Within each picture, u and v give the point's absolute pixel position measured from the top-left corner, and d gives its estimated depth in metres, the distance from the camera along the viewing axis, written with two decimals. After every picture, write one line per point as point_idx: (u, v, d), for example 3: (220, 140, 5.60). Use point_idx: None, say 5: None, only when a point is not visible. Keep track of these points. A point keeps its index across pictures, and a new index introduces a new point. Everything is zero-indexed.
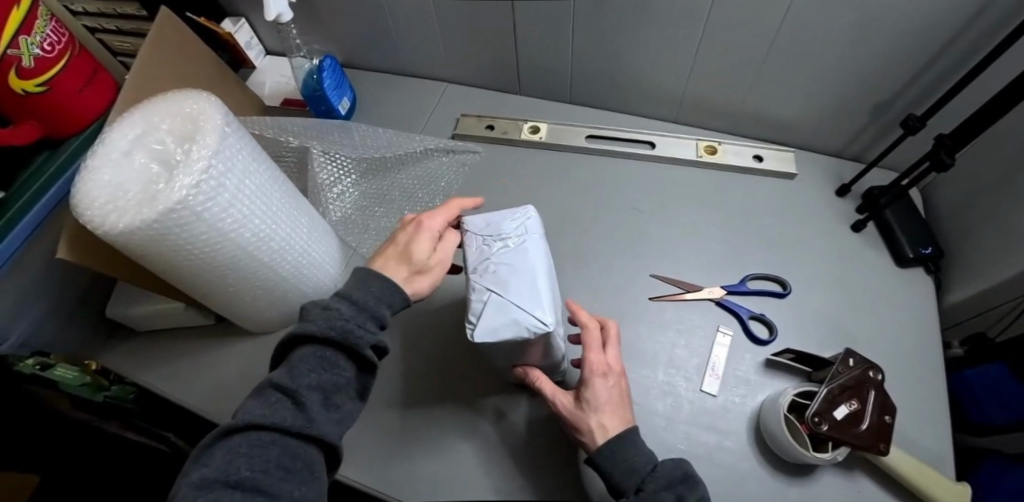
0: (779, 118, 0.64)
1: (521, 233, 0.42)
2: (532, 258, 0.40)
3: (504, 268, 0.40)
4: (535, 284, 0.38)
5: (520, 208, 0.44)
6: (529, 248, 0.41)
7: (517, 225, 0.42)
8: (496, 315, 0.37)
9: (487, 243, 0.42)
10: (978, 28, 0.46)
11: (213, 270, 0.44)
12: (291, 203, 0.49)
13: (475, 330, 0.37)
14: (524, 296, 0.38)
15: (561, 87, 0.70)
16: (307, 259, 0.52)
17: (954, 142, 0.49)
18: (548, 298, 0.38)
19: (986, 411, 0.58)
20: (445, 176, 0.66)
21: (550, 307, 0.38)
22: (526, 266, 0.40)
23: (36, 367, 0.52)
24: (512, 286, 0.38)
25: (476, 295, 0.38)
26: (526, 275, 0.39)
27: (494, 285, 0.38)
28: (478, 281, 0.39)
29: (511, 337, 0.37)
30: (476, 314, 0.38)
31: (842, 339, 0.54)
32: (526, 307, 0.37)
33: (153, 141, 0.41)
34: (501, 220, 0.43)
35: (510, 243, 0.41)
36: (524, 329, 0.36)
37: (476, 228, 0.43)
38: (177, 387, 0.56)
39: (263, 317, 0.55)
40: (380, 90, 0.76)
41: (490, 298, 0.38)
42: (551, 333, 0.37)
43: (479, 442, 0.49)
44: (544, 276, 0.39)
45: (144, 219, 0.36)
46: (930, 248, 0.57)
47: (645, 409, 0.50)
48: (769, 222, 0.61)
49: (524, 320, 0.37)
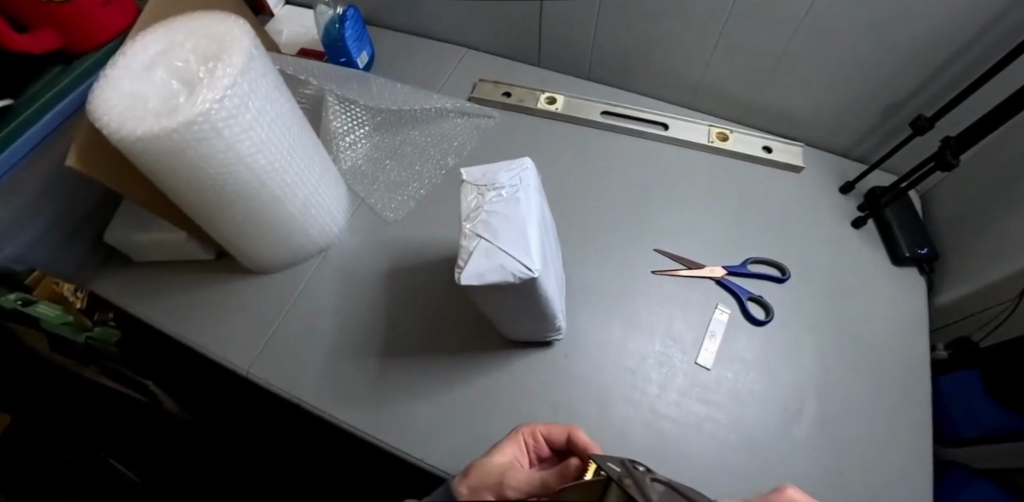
0: (792, 112, 0.65)
1: (515, 184, 0.40)
2: (525, 209, 0.39)
3: (495, 216, 0.38)
4: (524, 232, 0.37)
5: (516, 160, 0.42)
6: (522, 199, 0.39)
7: (512, 176, 0.41)
8: (482, 259, 0.36)
9: (480, 193, 0.40)
10: (994, 36, 0.48)
11: (222, 197, 0.43)
12: (306, 140, 0.49)
13: (462, 273, 0.36)
14: (511, 243, 0.37)
15: (581, 62, 0.70)
16: (315, 199, 0.52)
17: (960, 143, 0.50)
18: (536, 248, 0.37)
19: (954, 427, 0.62)
20: (458, 136, 0.66)
21: (538, 256, 0.37)
22: (517, 216, 0.38)
23: (17, 302, 0.53)
24: (501, 232, 0.37)
25: (466, 241, 0.37)
26: (516, 223, 0.38)
27: (484, 232, 0.37)
28: (469, 228, 0.38)
29: (496, 282, 0.36)
30: (465, 257, 0.37)
31: (834, 329, 0.55)
32: (513, 253, 0.36)
33: (176, 59, 0.41)
34: (496, 170, 0.42)
35: (503, 193, 0.40)
36: (509, 274, 0.36)
37: (472, 178, 0.41)
38: (169, 318, 0.55)
39: (265, 256, 0.54)
40: (400, 49, 0.76)
41: (479, 244, 0.37)
42: (536, 280, 0.36)
43: (475, 393, 0.50)
44: (534, 228, 0.38)
45: (161, 126, 0.36)
46: (926, 249, 0.58)
47: (640, 376, 0.51)
48: (776, 211, 0.62)
49: (510, 265, 0.36)
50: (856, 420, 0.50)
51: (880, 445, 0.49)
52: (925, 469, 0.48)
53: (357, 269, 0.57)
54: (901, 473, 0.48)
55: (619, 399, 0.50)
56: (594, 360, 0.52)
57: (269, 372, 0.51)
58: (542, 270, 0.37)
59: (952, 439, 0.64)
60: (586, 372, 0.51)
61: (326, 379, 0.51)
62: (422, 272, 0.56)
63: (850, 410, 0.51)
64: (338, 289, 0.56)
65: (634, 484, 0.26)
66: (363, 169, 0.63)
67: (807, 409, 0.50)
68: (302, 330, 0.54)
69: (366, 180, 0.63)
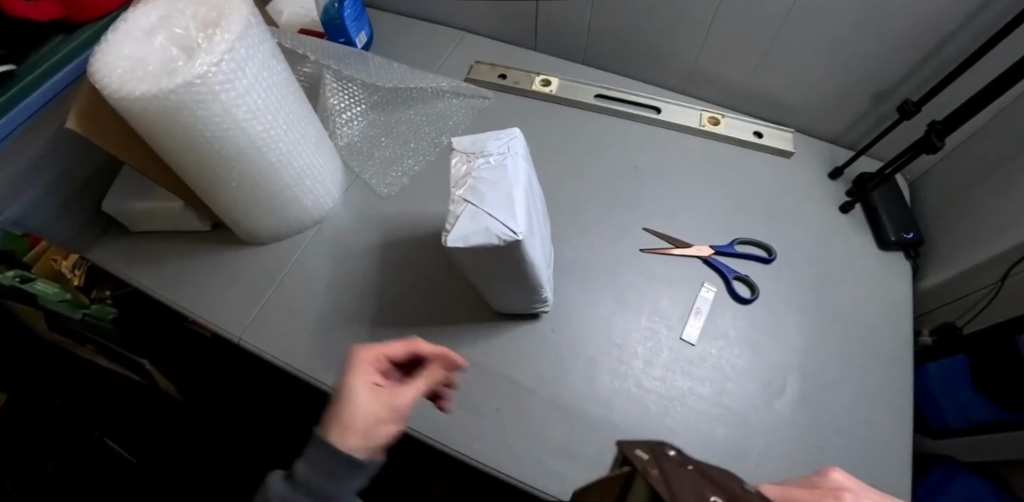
0: (783, 98, 0.66)
1: (503, 151, 0.41)
2: (512, 175, 0.39)
3: (482, 182, 0.39)
4: (510, 196, 0.38)
5: (506, 129, 0.43)
6: (509, 165, 0.40)
7: (500, 144, 0.41)
8: (468, 222, 0.36)
9: (469, 160, 0.41)
10: (983, 20, 0.48)
11: (218, 164, 0.44)
12: (302, 111, 0.50)
13: (449, 235, 0.36)
14: (497, 206, 0.37)
15: (577, 45, 0.71)
16: (309, 170, 0.53)
17: (945, 127, 0.50)
18: (522, 212, 0.37)
19: (946, 417, 0.65)
20: (453, 116, 0.67)
21: (523, 219, 0.37)
22: (503, 181, 0.39)
23: (15, 279, 0.67)
24: (488, 196, 0.38)
25: (454, 205, 0.38)
26: (502, 188, 0.38)
27: (471, 196, 0.38)
28: (457, 193, 0.38)
29: (481, 244, 0.36)
30: (452, 221, 0.37)
31: (818, 309, 0.56)
32: (499, 215, 0.36)
33: (176, 26, 0.42)
34: (486, 139, 0.42)
35: (491, 160, 0.40)
36: (494, 237, 0.36)
37: (461, 146, 0.42)
38: (164, 286, 0.56)
39: (258, 226, 0.55)
40: (399, 32, 0.77)
41: (466, 208, 0.37)
42: (522, 243, 0.36)
43: (463, 362, 0.50)
44: (520, 192, 0.39)
45: (159, 87, 0.36)
46: (912, 234, 0.59)
47: (625, 349, 0.52)
48: (765, 194, 0.63)
49: (495, 228, 0.36)
50: (836, 397, 0.51)
51: (862, 422, 0.50)
52: (901, 445, 0.49)
53: (350, 242, 0.58)
54: (881, 449, 0.49)
55: (604, 371, 0.50)
56: (580, 333, 0.52)
57: (261, 339, 0.52)
58: (527, 233, 0.37)
59: (935, 428, 0.67)
60: (573, 344, 0.52)
61: (316, 347, 0.52)
62: (413, 245, 0.57)
63: (833, 388, 0.52)
64: (331, 260, 0.57)
65: (664, 475, 0.22)
66: (359, 145, 0.64)
67: (790, 385, 0.51)
68: (294, 299, 0.55)
69: (361, 155, 0.63)
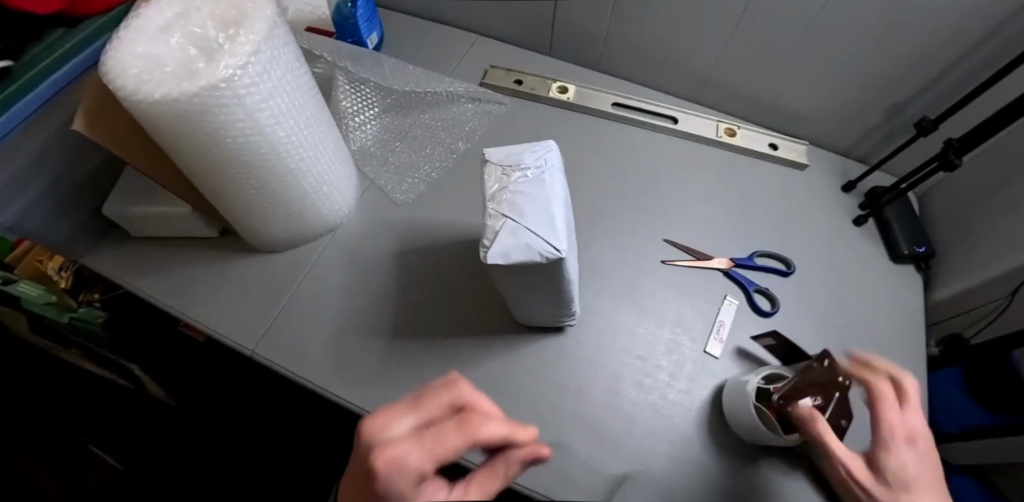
0: (798, 111, 0.66)
1: (540, 164, 0.40)
2: (550, 189, 0.38)
3: (520, 196, 0.38)
4: (549, 212, 0.37)
5: (541, 141, 0.42)
6: (547, 179, 0.39)
7: (538, 157, 0.40)
8: (508, 238, 0.35)
9: (505, 173, 0.40)
10: (1002, 41, 0.49)
11: (237, 169, 0.42)
12: (322, 114, 0.48)
13: (488, 251, 0.36)
14: (537, 222, 0.36)
15: (593, 52, 0.71)
16: (327, 176, 0.51)
17: (963, 145, 0.51)
18: (562, 227, 0.37)
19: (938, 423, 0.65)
20: (468, 121, 0.65)
21: (564, 236, 0.36)
22: (542, 196, 0.38)
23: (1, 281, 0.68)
24: (527, 211, 0.37)
25: (492, 220, 0.37)
26: (541, 203, 0.37)
27: (509, 211, 0.37)
28: (494, 208, 0.37)
29: (522, 261, 0.35)
30: (490, 237, 0.36)
31: (835, 321, 0.56)
32: (540, 232, 0.36)
33: (193, 23, 0.39)
34: (521, 151, 0.41)
35: (528, 173, 0.39)
36: (536, 254, 0.35)
37: (496, 158, 0.41)
38: (166, 294, 0.54)
39: (271, 232, 0.53)
40: (411, 33, 0.75)
41: (505, 223, 0.36)
42: (563, 261, 0.36)
43: (485, 376, 0.49)
44: (559, 207, 0.38)
45: (182, 90, 0.34)
46: (923, 247, 0.60)
47: (649, 363, 0.51)
48: (781, 206, 0.63)
49: (536, 244, 0.35)
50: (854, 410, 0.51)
51: None
52: None
53: (365, 250, 0.56)
54: None
55: (628, 384, 0.50)
56: (603, 346, 0.52)
57: (274, 351, 0.50)
58: (567, 250, 0.37)
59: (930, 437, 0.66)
60: (596, 357, 0.51)
61: (331, 359, 0.50)
62: (430, 255, 0.56)
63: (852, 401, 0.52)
64: (346, 269, 0.55)
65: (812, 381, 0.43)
66: (372, 150, 0.62)
67: None
68: (306, 310, 0.53)
69: (375, 160, 0.62)
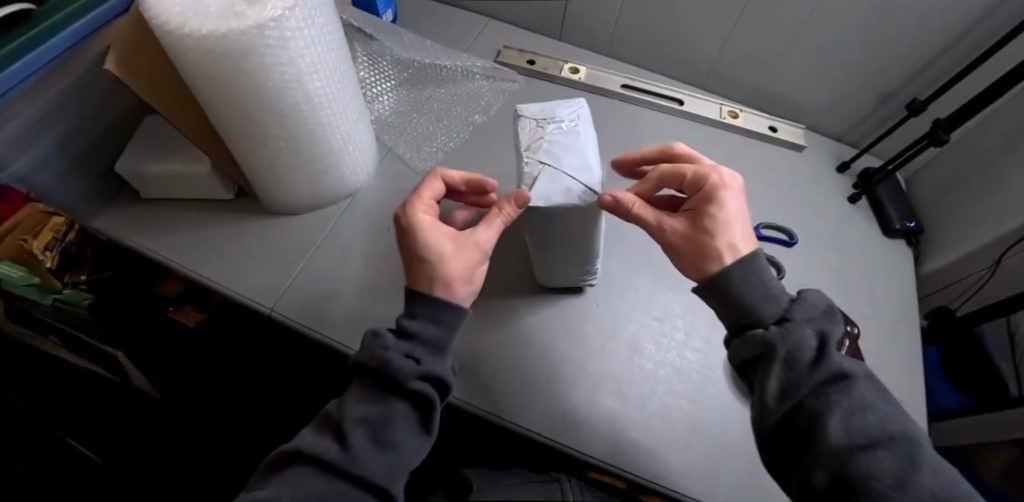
0: (795, 98, 0.70)
1: (574, 118, 0.41)
2: (584, 140, 0.40)
3: (556, 145, 0.39)
4: (585, 159, 0.38)
5: (574, 99, 0.44)
6: (582, 131, 0.40)
7: (571, 112, 0.42)
8: (547, 183, 0.37)
9: (540, 125, 0.41)
10: (987, 26, 0.53)
11: (269, 118, 0.42)
12: (350, 73, 0.48)
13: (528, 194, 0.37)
14: (575, 168, 0.38)
15: (602, 37, 0.73)
16: (351, 137, 0.51)
17: (950, 123, 0.55)
18: (598, 174, 0.38)
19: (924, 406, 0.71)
20: (484, 96, 0.66)
21: (601, 181, 0.38)
22: (577, 146, 0.39)
23: None
24: (563, 158, 0.38)
25: (528, 167, 0.38)
26: (577, 151, 0.39)
27: (547, 159, 0.38)
28: (532, 156, 0.39)
29: (562, 205, 0.37)
30: (530, 181, 0.37)
31: (837, 289, 0.59)
32: (578, 177, 0.37)
33: None
34: (555, 107, 0.43)
35: (563, 126, 0.41)
36: (575, 197, 0.36)
37: (530, 113, 0.42)
38: (178, 254, 0.53)
39: (291, 193, 0.52)
40: (424, 14, 0.76)
41: (544, 169, 0.37)
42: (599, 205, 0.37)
43: (508, 334, 0.50)
44: (594, 157, 0.39)
45: (230, 27, 0.34)
46: (914, 223, 0.64)
47: (666, 323, 0.52)
48: (782, 184, 0.66)
49: (575, 189, 0.37)
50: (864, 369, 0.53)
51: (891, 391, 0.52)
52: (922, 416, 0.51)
53: (384, 215, 0.56)
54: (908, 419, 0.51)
55: (647, 343, 0.51)
56: (621, 307, 0.53)
57: (293, 310, 0.50)
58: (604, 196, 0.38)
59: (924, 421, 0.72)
60: (616, 319, 0.52)
61: (352, 317, 0.49)
62: None
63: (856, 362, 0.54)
64: (365, 232, 0.55)
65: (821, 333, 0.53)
66: (390, 121, 0.63)
67: None
68: (325, 271, 0.52)
69: (392, 130, 0.63)
